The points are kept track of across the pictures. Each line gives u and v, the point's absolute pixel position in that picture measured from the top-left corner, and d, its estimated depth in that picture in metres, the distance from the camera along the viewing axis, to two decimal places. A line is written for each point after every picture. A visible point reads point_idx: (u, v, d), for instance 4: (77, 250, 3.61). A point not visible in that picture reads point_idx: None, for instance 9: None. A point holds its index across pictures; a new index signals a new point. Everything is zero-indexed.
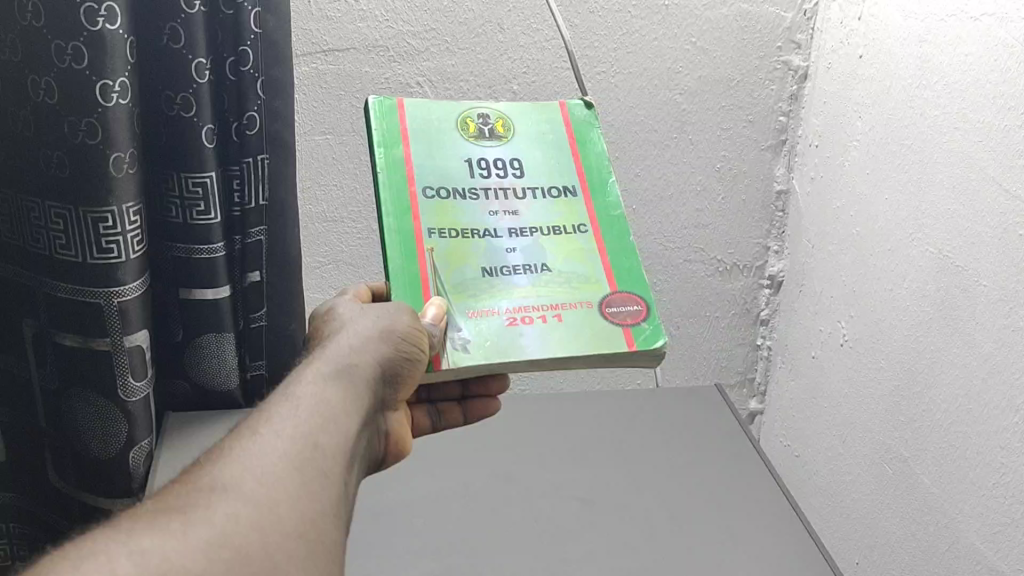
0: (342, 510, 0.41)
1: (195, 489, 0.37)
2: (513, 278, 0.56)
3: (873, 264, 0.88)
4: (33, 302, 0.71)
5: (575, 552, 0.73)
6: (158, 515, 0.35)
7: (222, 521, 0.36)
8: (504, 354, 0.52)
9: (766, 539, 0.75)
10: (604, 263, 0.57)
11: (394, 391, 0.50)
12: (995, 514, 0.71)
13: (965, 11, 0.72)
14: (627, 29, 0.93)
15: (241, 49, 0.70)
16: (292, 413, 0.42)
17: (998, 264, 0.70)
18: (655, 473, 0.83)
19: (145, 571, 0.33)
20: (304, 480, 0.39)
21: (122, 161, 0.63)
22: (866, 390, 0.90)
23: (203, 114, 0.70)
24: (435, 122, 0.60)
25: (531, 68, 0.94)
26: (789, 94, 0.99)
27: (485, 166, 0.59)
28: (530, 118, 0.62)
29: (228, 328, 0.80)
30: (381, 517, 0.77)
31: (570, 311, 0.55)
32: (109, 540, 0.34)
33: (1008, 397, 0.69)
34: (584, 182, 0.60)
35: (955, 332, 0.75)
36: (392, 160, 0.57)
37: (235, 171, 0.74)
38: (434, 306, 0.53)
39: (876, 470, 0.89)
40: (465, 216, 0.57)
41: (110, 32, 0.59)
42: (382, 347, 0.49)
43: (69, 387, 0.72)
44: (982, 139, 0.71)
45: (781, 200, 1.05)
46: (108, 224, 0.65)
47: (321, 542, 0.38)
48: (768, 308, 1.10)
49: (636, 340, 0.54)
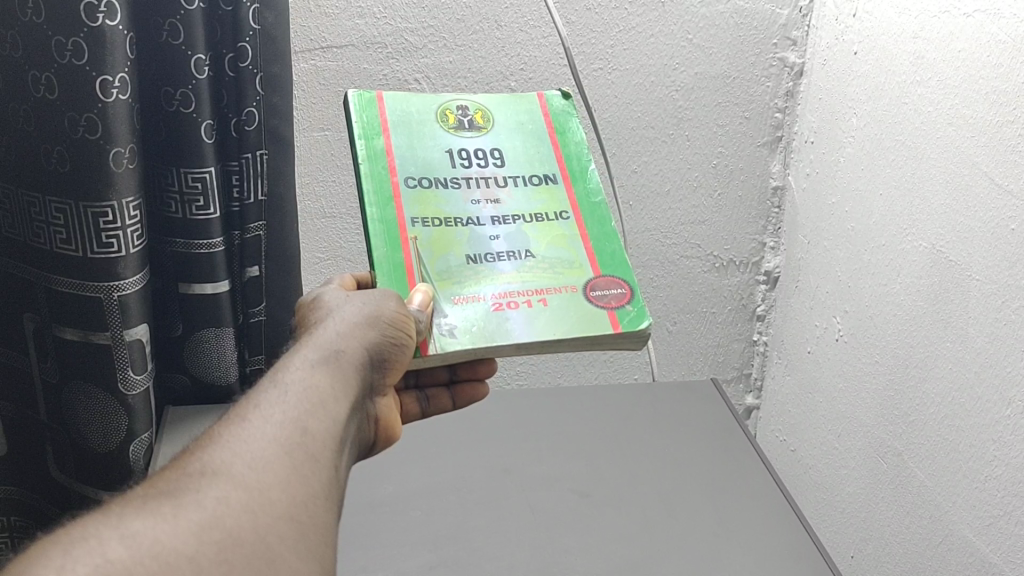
0: (334, 493, 0.41)
1: (186, 474, 0.38)
2: (497, 265, 0.56)
3: (867, 259, 0.88)
4: (33, 296, 0.71)
5: (570, 544, 0.74)
6: (148, 500, 0.36)
7: (213, 504, 0.36)
8: (492, 339, 0.53)
9: (760, 531, 0.76)
10: (586, 248, 0.58)
11: (382, 376, 0.51)
12: (986, 506, 0.72)
13: (957, 8, 0.73)
14: (624, 26, 0.94)
15: (240, 45, 0.70)
16: (280, 399, 0.43)
17: (988, 257, 0.70)
18: (650, 466, 0.84)
19: (136, 553, 0.33)
20: (295, 465, 0.40)
21: (122, 156, 0.64)
22: (861, 382, 0.91)
23: (202, 110, 0.71)
24: (415, 114, 0.61)
25: (528, 64, 0.95)
26: (785, 91, 1.00)
27: (466, 156, 0.60)
28: (509, 109, 0.63)
29: (228, 323, 0.81)
30: (379, 509, 0.77)
31: (555, 295, 0.56)
32: (101, 524, 0.34)
33: (1000, 390, 0.70)
34: (564, 170, 0.61)
35: (948, 326, 0.76)
36: (374, 150, 0.58)
37: (235, 167, 0.75)
38: (421, 292, 0.54)
39: (870, 464, 0.89)
40: (449, 205, 0.58)
41: (109, 28, 0.60)
42: (369, 333, 0.50)
43: (70, 381, 0.73)
44: (975, 134, 0.71)
45: (777, 196, 1.05)
46: (109, 218, 0.65)
47: (312, 525, 0.39)
48: (764, 304, 1.11)
49: (621, 322, 0.54)
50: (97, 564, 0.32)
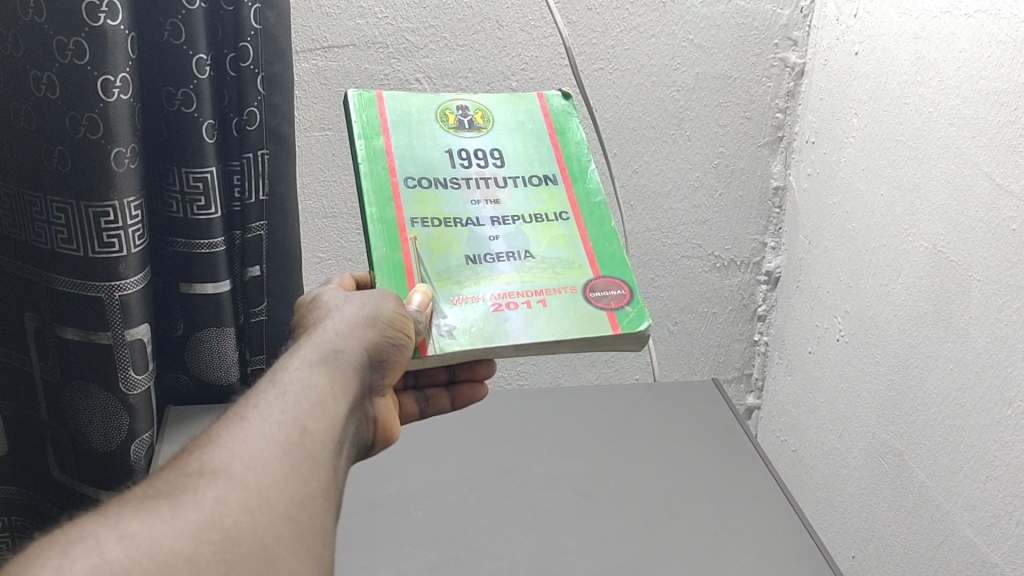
0: (332, 493, 0.42)
1: (184, 474, 0.38)
2: (497, 265, 0.56)
3: (868, 259, 0.88)
4: (34, 296, 0.71)
5: (571, 544, 0.74)
6: (145, 500, 0.36)
7: (211, 504, 0.36)
8: (491, 340, 0.53)
9: (760, 531, 0.76)
10: (586, 249, 0.58)
11: (381, 376, 0.51)
12: (987, 506, 0.72)
13: (958, 9, 0.73)
14: (625, 26, 0.94)
15: (241, 45, 0.71)
16: (278, 399, 0.43)
17: (989, 258, 0.70)
18: (651, 466, 0.84)
19: (134, 554, 0.33)
20: (293, 465, 0.40)
21: (123, 156, 0.64)
22: (862, 383, 0.91)
23: (203, 110, 0.71)
24: (415, 114, 0.61)
25: (530, 64, 0.95)
26: (786, 92, 1.00)
27: (466, 156, 0.60)
28: (509, 110, 0.63)
29: (230, 323, 0.81)
30: (381, 509, 0.77)
31: (554, 296, 0.56)
32: (99, 524, 0.34)
33: (1001, 390, 0.70)
34: (564, 171, 0.61)
35: (949, 326, 0.76)
36: (373, 150, 0.58)
37: (236, 167, 0.75)
38: (420, 292, 0.54)
39: (871, 464, 0.89)
40: (448, 205, 0.58)
41: (110, 28, 0.60)
42: (368, 333, 0.50)
43: (71, 380, 0.73)
44: (976, 134, 0.71)
45: (778, 197, 1.05)
46: (110, 218, 0.65)
47: (311, 525, 0.39)
48: (765, 305, 1.11)
49: (620, 323, 0.54)
50: (95, 564, 0.32)
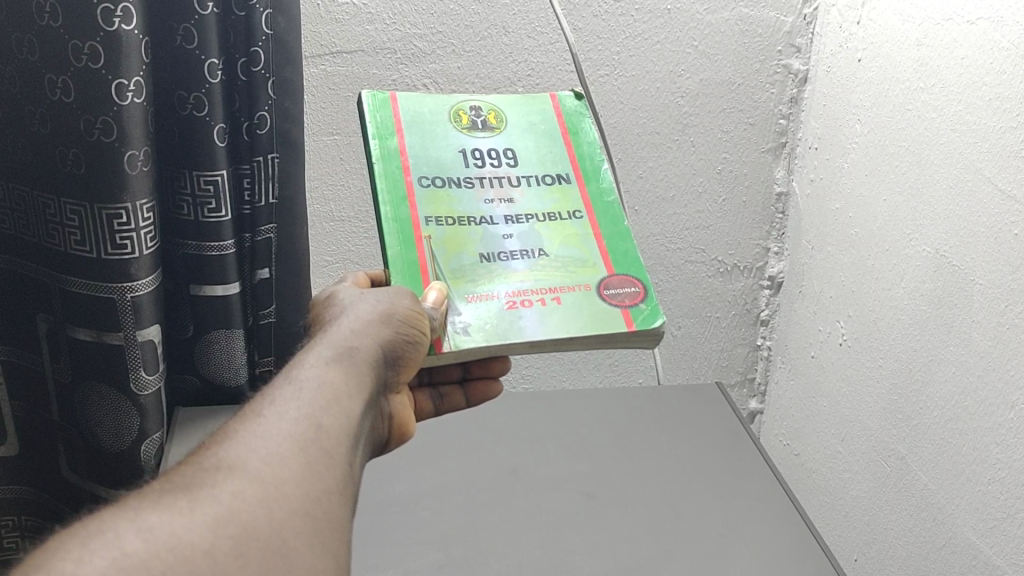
0: (349, 488, 0.42)
1: (201, 469, 0.39)
2: (510, 263, 0.57)
3: (871, 263, 0.89)
4: (46, 297, 0.72)
5: (580, 543, 0.74)
6: (164, 494, 0.37)
7: (229, 498, 0.37)
8: (505, 337, 0.54)
9: (765, 532, 0.77)
10: (600, 247, 0.59)
11: (396, 373, 0.52)
12: (989, 509, 0.73)
13: (961, 15, 0.74)
14: (630, 32, 0.95)
15: (253, 49, 0.72)
16: (295, 395, 0.44)
17: (992, 263, 0.71)
18: (658, 468, 0.85)
19: (153, 546, 0.34)
20: (309, 461, 0.41)
21: (136, 159, 0.65)
22: (865, 387, 0.91)
23: (214, 113, 0.72)
24: (428, 114, 0.62)
25: (536, 70, 0.96)
26: (789, 98, 1.01)
27: (479, 156, 0.61)
28: (521, 110, 0.64)
29: (239, 324, 0.82)
30: (389, 510, 0.78)
31: (568, 293, 0.57)
32: (119, 518, 0.35)
33: (1003, 393, 0.70)
34: (577, 170, 0.62)
35: (952, 330, 0.77)
36: (388, 150, 0.59)
37: (246, 170, 0.76)
38: (435, 290, 0.55)
39: (874, 467, 0.90)
40: (461, 204, 0.59)
41: (126, 32, 0.61)
42: (383, 330, 0.51)
43: (82, 380, 0.74)
44: (978, 140, 0.72)
45: (781, 202, 1.06)
46: (122, 220, 0.66)
47: (327, 519, 0.39)
48: (768, 309, 1.12)
49: (635, 320, 0.55)
50: (114, 556, 0.33)
